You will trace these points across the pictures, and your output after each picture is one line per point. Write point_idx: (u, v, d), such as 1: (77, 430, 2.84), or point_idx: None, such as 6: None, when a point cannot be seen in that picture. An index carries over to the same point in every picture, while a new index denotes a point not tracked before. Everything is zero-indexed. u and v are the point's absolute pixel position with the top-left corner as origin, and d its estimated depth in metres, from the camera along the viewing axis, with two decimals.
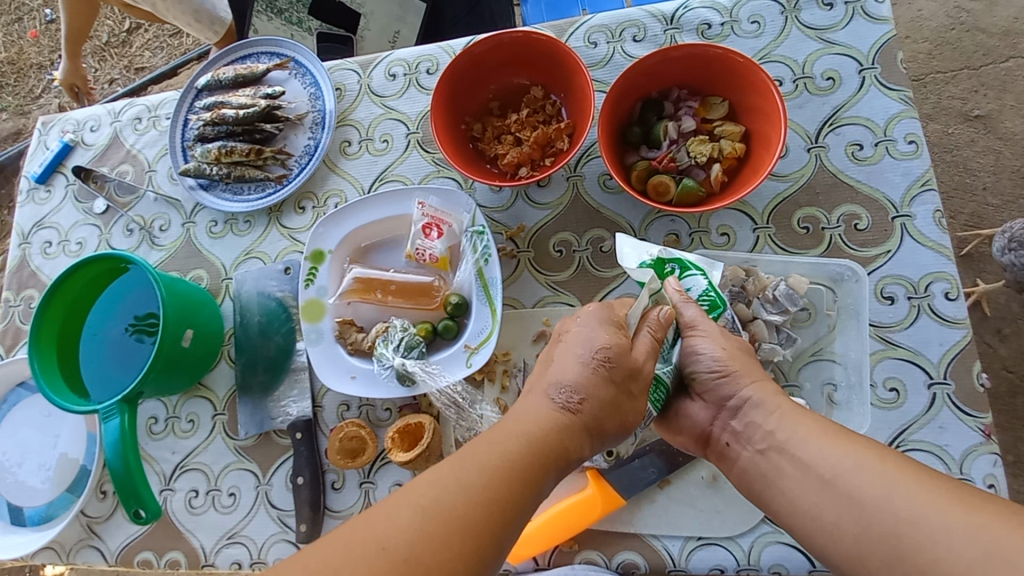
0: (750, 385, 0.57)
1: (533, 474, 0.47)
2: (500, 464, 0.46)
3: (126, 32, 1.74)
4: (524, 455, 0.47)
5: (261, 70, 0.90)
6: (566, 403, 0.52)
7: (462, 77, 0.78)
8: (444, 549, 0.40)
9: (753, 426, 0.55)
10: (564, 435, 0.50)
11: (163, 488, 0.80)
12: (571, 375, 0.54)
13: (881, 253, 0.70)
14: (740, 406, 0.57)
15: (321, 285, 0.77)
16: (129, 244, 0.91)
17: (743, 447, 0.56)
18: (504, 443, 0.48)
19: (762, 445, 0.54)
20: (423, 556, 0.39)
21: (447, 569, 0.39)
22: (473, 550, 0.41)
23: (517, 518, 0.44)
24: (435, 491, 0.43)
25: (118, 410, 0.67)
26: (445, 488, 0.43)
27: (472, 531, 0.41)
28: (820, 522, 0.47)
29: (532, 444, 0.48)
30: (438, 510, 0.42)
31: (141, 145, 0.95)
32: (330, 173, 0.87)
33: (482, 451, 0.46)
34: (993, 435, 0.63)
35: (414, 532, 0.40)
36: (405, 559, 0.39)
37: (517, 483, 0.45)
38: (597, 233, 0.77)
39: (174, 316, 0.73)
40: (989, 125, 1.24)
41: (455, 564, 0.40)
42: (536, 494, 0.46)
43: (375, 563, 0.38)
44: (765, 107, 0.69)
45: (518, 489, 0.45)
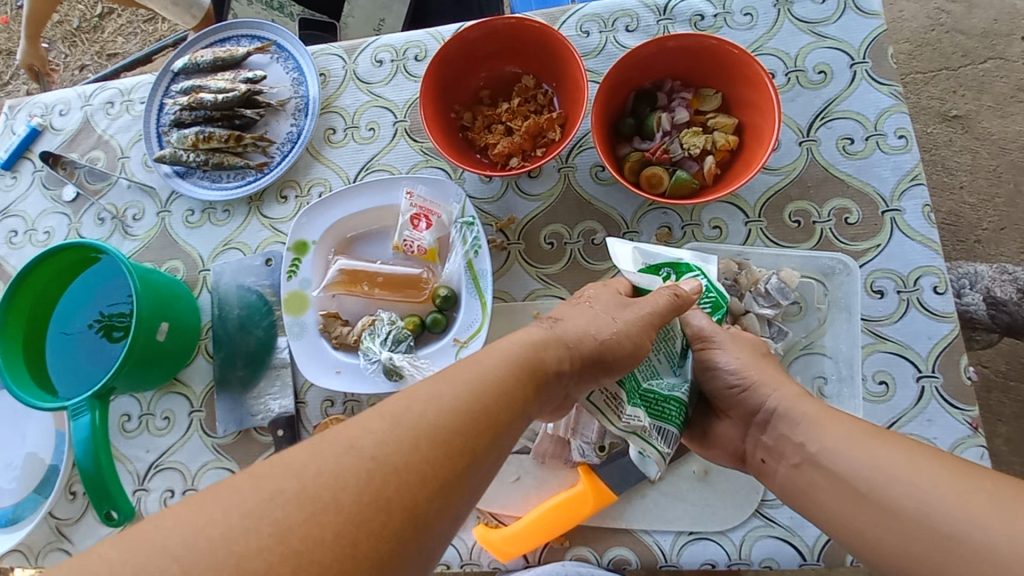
0: (774, 394, 0.57)
1: (515, 388, 0.42)
2: (482, 380, 0.41)
3: (98, 17, 1.67)
4: (507, 372, 0.43)
5: (241, 54, 0.87)
6: (545, 324, 0.50)
7: (452, 64, 0.76)
8: (417, 453, 0.35)
9: (784, 439, 0.56)
10: (548, 354, 0.46)
11: (136, 488, 0.77)
12: (566, 314, 0.53)
13: (871, 247, 0.70)
14: (768, 419, 0.58)
15: (304, 277, 0.75)
16: (101, 234, 0.87)
17: (778, 463, 0.56)
18: (483, 359, 0.43)
19: (796, 460, 0.54)
20: (394, 457, 0.35)
21: (416, 470, 0.35)
22: (445, 456, 0.36)
23: (500, 440, 0.40)
24: (409, 398, 0.38)
25: (88, 406, 0.64)
26: (419, 397, 0.38)
27: (445, 439, 0.37)
28: (861, 536, 0.48)
29: (515, 363, 0.44)
30: (411, 419, 0.37)
31: (113, 130, 0.91)
32: (314, 161, 0.84)
33: (461, 368, 0.42)
34: (980, 427, 0.64)
35: (381, 437, 0.35)
36: (374, 458, 0.34)
37: (499, 400, 0.41)
38: (588, 225, 0.76)
39: (149, 308, 0.70)
40: (967, 126, 1.27)
41: (426, 467, 0.35)
42: (523, 412, 0.42)
43: (343, 461, 0.34)
44: (757, 99, 0.69)
45: (501, 405, 0.41)
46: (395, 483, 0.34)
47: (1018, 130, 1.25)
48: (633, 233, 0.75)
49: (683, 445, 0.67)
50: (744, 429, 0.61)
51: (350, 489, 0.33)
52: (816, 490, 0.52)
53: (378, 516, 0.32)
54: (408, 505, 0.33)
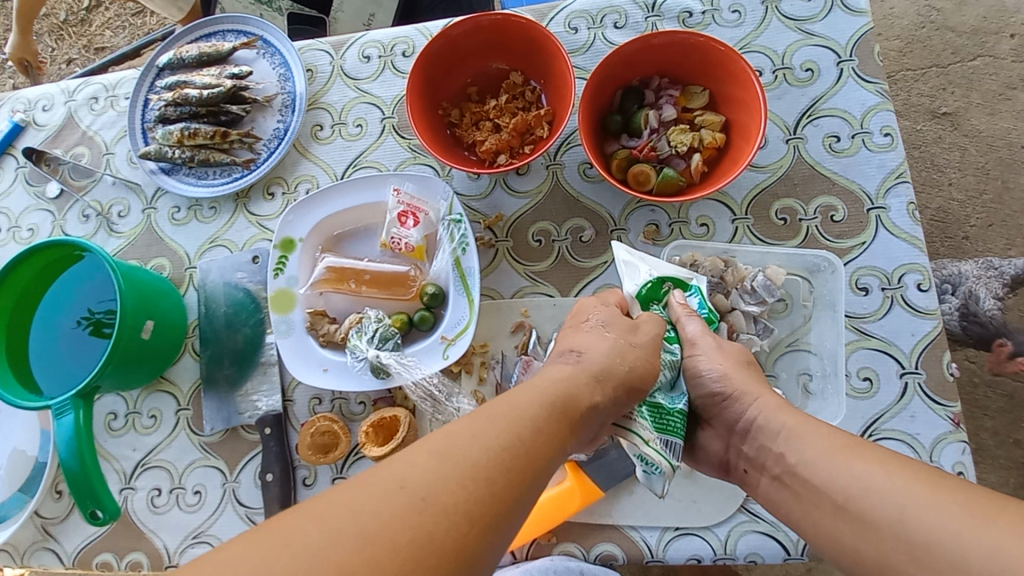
0: (754, 404, 0.57)
1: (557, 424, 0.42)
2: (519, 415, 0.41)
3: (86, 10, 1.65)
4: (546, 408, 0.42)
5: (227, 49, 0.86)
6: (572, 359, 0.51)
7: (438, 61, 0.75)
8: (463, 492, 0.35)
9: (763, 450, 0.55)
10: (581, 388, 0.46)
11: (123, 487, 0.76)
12: (583, 343, 0.53)
13: (856, 244, 0.70)
14: (749, 427, 0.57)
15: (291, 275, 0.74)
16: (85, 231, 0.86)
17: (759, 475, 0.56)
18: (523, 396, 0.43)
19: (778, 471, 0.54)
20: (442, 496, 0.34)
21: (466, 512, 0.34)
22: (489, 496, 0.35)
23: (541, 476, 0.39)
24: (449, 436, 0.38)
25: (72, 406, 0.63)
26: (457, 437, 0.38)
27: (486, 477, 0.36)
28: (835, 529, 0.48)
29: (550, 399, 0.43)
30: (453, 456, 0.36)
31: (97, 126, 0.90)
32: (301, 158, 0.84)
33: (501, 403, 0.41)
34: (961, 423, 0.64)
35: (427, 480, 0.35)
36: (423, 497, 0.34)
37: (538, 436, 0.40)
38: (577, 222, 0.76)
39: (133, 308, 0.69)
40: (956, 123, 1.27)
41: (473, 507, 0.35)
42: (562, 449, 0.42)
43: (391, 501, 0.33)
44: (743, 97, 0.69)
45: (540, 441, 0.40)
46: (444, 524, 0.33)
47: (1006, 127, 1.26)
48: (621, 231, 0.75)
49: None
50: (727, 438, 0.61)
51: (401, 531, 0.32)
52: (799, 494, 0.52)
53: (429, 557, 0.32)
54: (460, 548, 0.33)
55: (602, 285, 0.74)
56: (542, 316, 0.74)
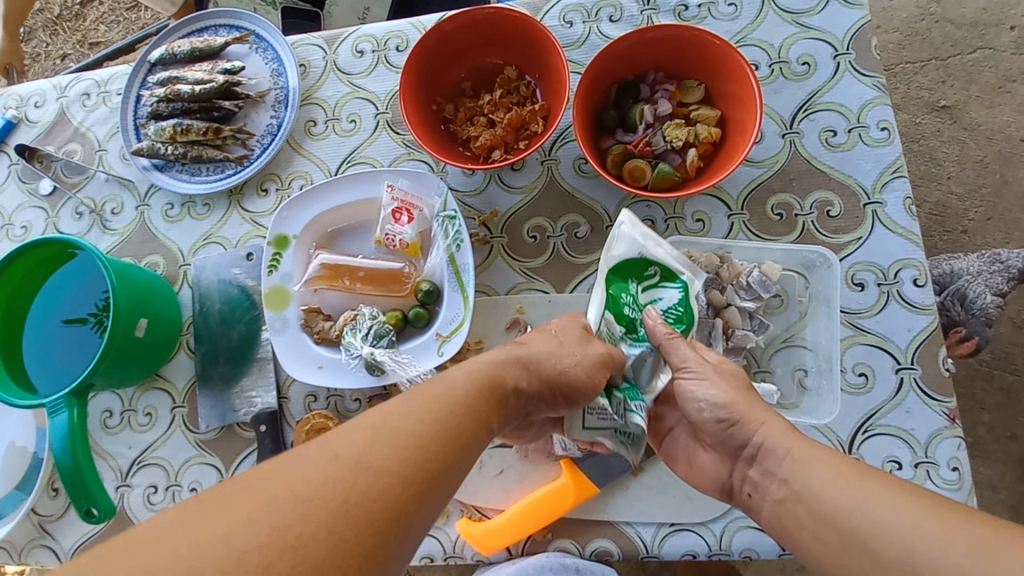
0: (760, 429, 0.55)
1: (483, 403, 0.46)
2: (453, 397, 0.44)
3: (79, 5, 1.64)
4: (473, 389, 0.46)
5: (219, 44, 0.85)
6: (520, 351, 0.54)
7: (432, 55, 0.75)
8: (396, 460, 0.37)
9: (769, 475, 0.53)
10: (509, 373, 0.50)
11: (119, 485, 0.76)
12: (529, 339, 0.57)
13: (852, 239, 0.70)
14: (756, 453, 0.55)
15: (285, 271, 0.74)
16: (79, 228, 0.86)
17: (761, 499, 0.54)
18: (452, 379, 0.46)
19: (780, 495, 0.52)
20: (376, 462, 0.36)
21: (397, 478, 0.36)
22: (417, 461, 0.38)
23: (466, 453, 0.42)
24: (383, 412, 0.40)
25: (66, 403, 0.63)
26: (393, 410, 0.40)
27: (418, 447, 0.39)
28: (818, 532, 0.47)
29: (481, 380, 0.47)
30: (387, 427, 0.39)
31: (90, 122, 0.89)
32: (294, 154, 0.83)
33: (433, 384, 0.44)
34: (957, 419, 0.64)
35: (363, 444, 0.37)
36: (358, 461, 0.36)
37: (465, 414, 0.43)
38: (572, 218, 0.76)
39: (126, 304, 0.69)
40: (955, 116, 1.27)
41: (404, 470, 0.37)
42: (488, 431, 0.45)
43: (329, 468, 0.35)
44: (739, 91, 0.68)
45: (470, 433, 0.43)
46: (378, 485, 0.35)
47: (1005, 120, 1.26)
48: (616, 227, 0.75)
49: None
50: (730, 463, 0.58)
51: (336, 492, 0.34)
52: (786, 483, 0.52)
53: (361, 517, 0.33)
54: (388, 505, 0.35)
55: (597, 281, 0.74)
56: (537, 313, 0.73)
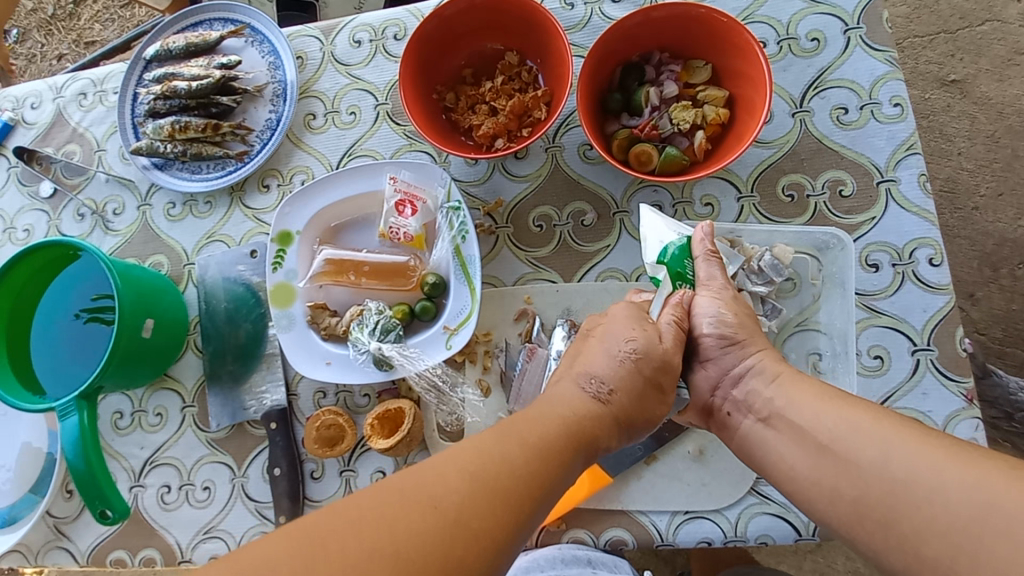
0: (757, 353, 0.58)
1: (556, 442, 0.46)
2: (532, 440, 0.45)
3: (73, 4, 1.62)
4: (559, 431, 0.47)
5: (214, 38, 0.83)
6: (595, 385, 0.53)
7: (431, 43, 0.73)
8: (491, 516, 0.39)
9: (752, 394, 0.56)
10: (597, 424, 0.50)
11: (132, 485, 0.77)
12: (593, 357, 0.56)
13: (865, 219, 0.68)
14: (743, 374, 0.57)
15: (290, 268, 0.73)
16: (81, 230, 0.85)
17: (743, 416, 0.56)
18: (521, 425, 0.46)
19: (763, 413, 0.54)
20: (472, 519, 0.38)
21: (490, 535, 0.38)
22: (508, 518, 0.40)
23: (553, 493, 0.43)
24: (483, 455, 0.42)
25: (76, 407, 0.63)
26: (492, 455, 0.42)
27: (513, 500, 0.41)
28: (819, 488, 0.47)
29: (568, 421, 0.48)
30: (487, 478, 0.41)
31: (87, 122, 0.88)
32: (294, 148, 0.82)
33: (520, 425, 0.46)
34: (975, 399, 0.63)
35: (463, 495, 0.39)
36: (455, 518, 0.38)
37: (500, 446, 0.43)
38: (578, 206, 0.75)
39: (131, 304, 0.69)
40: (965, 90, 1.24)
41: (498, 530, 0.39)
42: (573, 471, 0.46)
43: (428, 520, 0.37)
44: (747, 70, 0.66)
45: (499, 460, 0.42)
46: (475, 546, 0.38)
47: (1015, 93, 1.23)
48: (624, 213, 0.73)
49: (676, 425, 0.67)
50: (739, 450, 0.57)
51: (436, 556, 0.36)
52: (781, 443, 0.52)
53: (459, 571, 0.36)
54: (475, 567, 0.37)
55: (607, 268, 0.72)
56: (544, 303, 0.73)
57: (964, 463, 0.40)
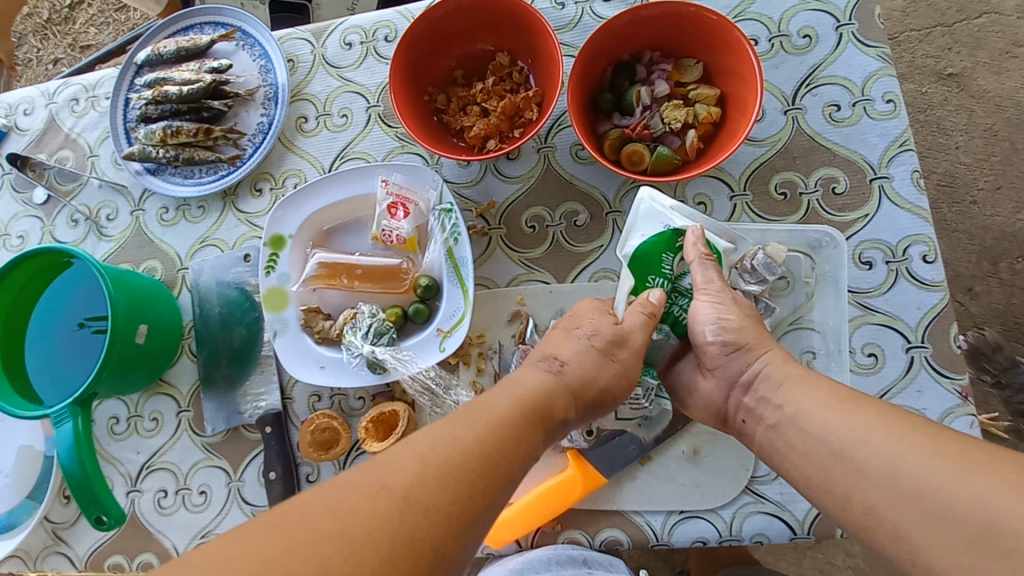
0: (763, 356, 0.57)
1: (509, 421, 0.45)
2: (487, 423, 0.45)
3: (68, 8, 1.62)
4: (513, 410, 0.47)
5: (206, 42, 0.83)
6: (552, 368, 0.53)
7: (421, 45, 0.73)
8: (442, 493, 0.38)
9: (763, 401, 0.55)
10: (552, 397, 0.50)
11: (129, 490, 0.77)
12: (562, 346, 0.56)
13: (859, 217, 0.68)
14: (751, 380, 0.57)
15: (283, 272, 0.73)
16: (75, 236, 0.85)
17: (757, 424, 0.56)
18: (472, 409, 0.46)
19: (773, 421, 0.54)
20: (422, 497, 0.38)
21: (442, 511, 0.38)
22: (460, 493, 0.39)
23: (512, 473, 0.43)
24: (433, 440, 0.42)
25: (70, 413, 0.63)
26: (438, 437, 0.42)
27: (464, 476, 0.40)
28: None
29: (521, 402, 0.48)
30: (437, 458, 0.40)
31: (80, 128, 0.88)
32: (287, 152, 0.82)
33: (472, 410, 0.46)
34: (969, 396, 0.63)
35: (410, 474, 0.39)
36: (408, 495, 0.37)
37: (445, 427, 0.43)
38: (571, 206, 0.74)
39: (125, 310, 0.69)
40: (963, 84, 1.23)
41: (450, 506, 0.38)
42: (532, 452, 0.45)
43: (374, 500, 0.37)
44: (739, 69, 0.66)
45: (446, 440, 0.42)
46: (430, 520, 0.37)
47: (1013, 86, 1.22)
48: (616, 213, 0.73)
49: (670, 426, 0.67)
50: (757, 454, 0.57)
51: (384, 530, 0.35)
52: (789, 449, 0.51)
53: (411, 548, 0.35)
54: (430, 543, 0.36)
55: (600, 269, 0.72)
56: (538, 303, 0.73)
57: (955, 470, 0.40)
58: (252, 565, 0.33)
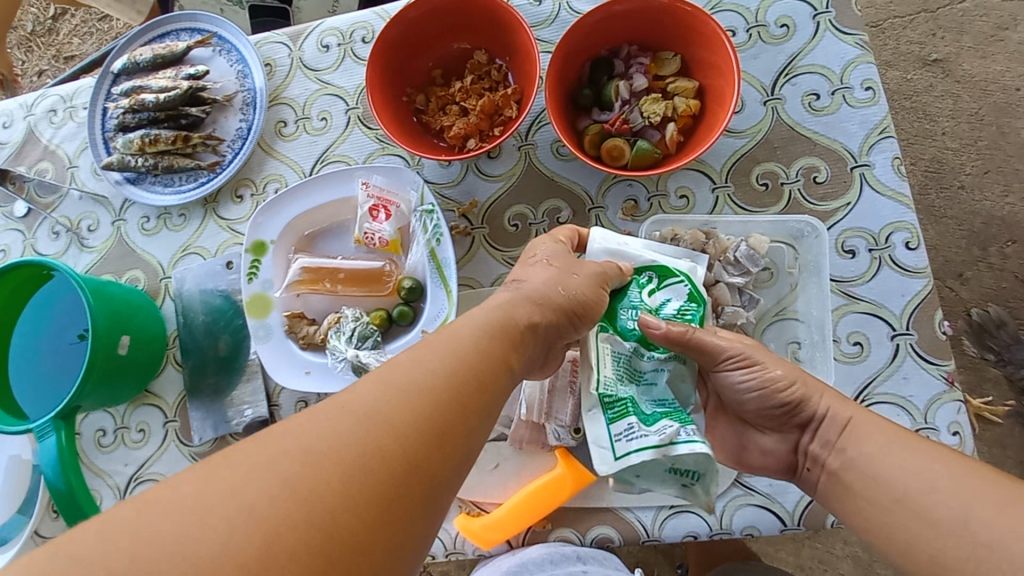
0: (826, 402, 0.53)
1: (479, 340, 0.44)
2: (454, 342, 0.43)
3: (52, 20, 1.61)
4: (471, 333, 0.44)
5: (182, 49, 0.83)
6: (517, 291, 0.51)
7: (397, 47, 0.72)
8: (409, 408, 0.37)
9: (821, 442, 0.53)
10: (512, 320, 0.47)
11: (118, 502, 0.76)
12: (526, 275, 0.54)
13: (841, 206, 0.68)
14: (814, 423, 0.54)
15: (265, 278, 0.73)
16: (56, 248, 0.85)
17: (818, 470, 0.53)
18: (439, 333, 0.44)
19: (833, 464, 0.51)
20: (388, 412, 0.36)
21: (411, 423, 0.36)
22: (429, 407, 0.37)
23: (486, 390, 0.41)
24: (388, 364, 0.40)
25: (53, 427, 0.63)
26: (402, 360, 0.40)
27: (431, 391, 0.38)
28: None
29: (489, 322, 0.46)
30: (392, 379, 0.38)
31: (59, 139, 0.87)
32: (266, 156, 0.81)
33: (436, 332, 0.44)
34: (955, 381, 0.63)
35: (374, 394, 0.37)
36: (366, 416, 0.35)
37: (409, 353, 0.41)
38: (553, 203, 0.74)
39: (105, 321, 0.68)
40: (947, 69, 1.23)
41: (421, 418, 0.37)
42: (505, 369, 0.44)
43: (337, 420, 0.35)
44: (716, 60, 0.66)
45: (410, 361, 0.40)
46: (392, 436, 0.35)
47: (998, 70, 1.22)
48: (599, 209, 0.73)
49: None
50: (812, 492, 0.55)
51: (351, 446, 0.34)
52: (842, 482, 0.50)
53: (382, 462, 0.34)
54: (401, 455, 0.35)
55: None
56: None
57: None
58: (212, 498, 0.31)
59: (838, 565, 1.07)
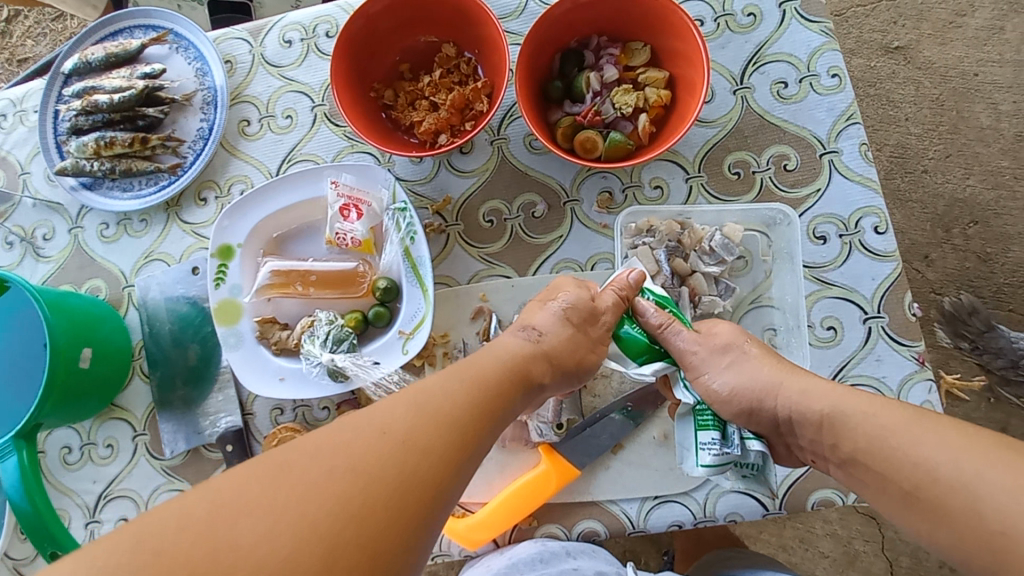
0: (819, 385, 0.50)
1: (479, 398, 0.45)
2: (455, 398, 0.44)
3: (4, 22, 1.52)
4: (496, 369, 0.48)
5: (136, 47, 0.79)
6: (529, 336, 0.53)
7: (362, 42, 0.70)
8: (410, 466, 0.38)
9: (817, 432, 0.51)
10: (530, 361, 0.51)
11: (88, 522, 0.73)
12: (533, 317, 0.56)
13: (811, 192, 0.69)
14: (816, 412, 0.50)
15: (234, 283, 0.70)
16: (10, 260, 0.80)
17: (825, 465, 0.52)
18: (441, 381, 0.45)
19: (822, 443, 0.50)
20: (387, 469, 0.37)
21: (412, 479, 0.38)
22: (431, 468, 0.39)
23: (476, 447, 0.42)
24: (425, 391, 0.43)
25: (14, 447, 0.60)
26: (408, 404, 0.42)
27: (434, 450, 0.40)
28: None
29: (500, 372, 0.48)
30: (429, 407, 0.42)
31: (8, 145, 0.83)
32: (230, 157, 0.79)
33: (450, 378, 0.46)
34: (926, 361, 0.65)
35: (379, 444, 0.38)
36: (405, 439, 0.39)
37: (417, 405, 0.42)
38: (528, 197, 0.73)
39: (65, 335, 0.65)
40: (909, 56, 1.25)
41: (417, 475, 0.38)
42: (497, 423, 0.46)
43: (338, 466, 0.37)
44: (685, 49, 0.66)
45: (417, 419, 0.41)
46: (426, 462, 0.39)
47: (957, 55, 1.25)
48: (574, 202, 0.72)
49: (644, 402, 0.67)
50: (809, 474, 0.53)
51: (349, 497, 0.35)
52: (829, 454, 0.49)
53: (380, 514, 0.36)
54: (393, 512, 0.36)
55: (560, 259, 0.71)
56: (498, 299, 0.71)
57: None
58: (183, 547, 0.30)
59: (818, 542, 1.10)
